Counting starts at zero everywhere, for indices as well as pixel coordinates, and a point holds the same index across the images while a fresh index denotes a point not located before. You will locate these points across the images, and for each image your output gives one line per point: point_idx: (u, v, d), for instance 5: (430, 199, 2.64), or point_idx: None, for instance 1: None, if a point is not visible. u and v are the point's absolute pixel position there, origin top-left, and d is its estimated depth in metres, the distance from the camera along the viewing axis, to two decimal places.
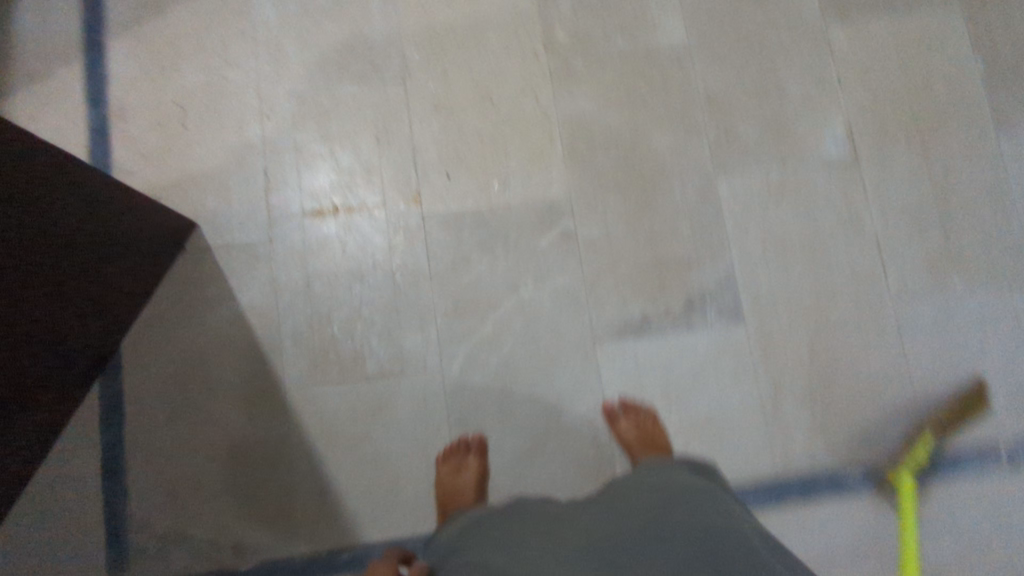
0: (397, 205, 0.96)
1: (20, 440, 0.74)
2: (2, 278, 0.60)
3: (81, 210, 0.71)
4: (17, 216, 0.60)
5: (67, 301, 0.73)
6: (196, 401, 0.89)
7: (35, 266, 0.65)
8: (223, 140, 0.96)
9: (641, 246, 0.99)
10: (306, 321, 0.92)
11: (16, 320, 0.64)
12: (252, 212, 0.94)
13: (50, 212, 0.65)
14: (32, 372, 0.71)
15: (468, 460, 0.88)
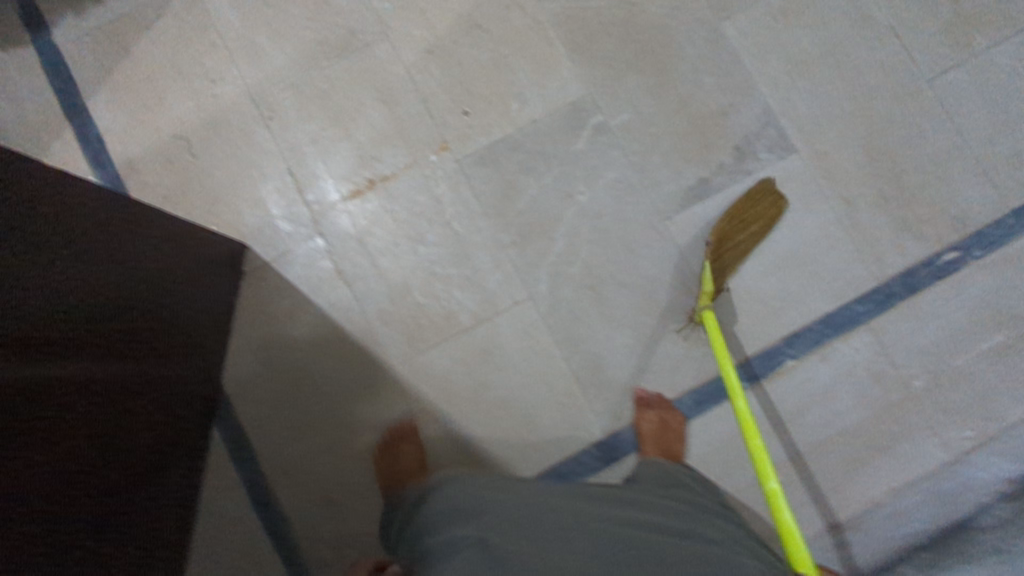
0: (428, 158, 0.93)
1: (173, 496, 0.75)
2: (99, 328, 0.59)
3: (146, 255, 0.70)
4: (82, 258, 0.59)
5: (167, 346, 0.73)
6: (313, 408, 0.90)
7: (131, 314, 0.65)
8: (236, 156, 0.93)
9: (679, 110, 0.94)
10: (387, 298, 0.91)
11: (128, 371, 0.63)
12: (295, 214, 0.92)
13: (119, 259, 0.65)
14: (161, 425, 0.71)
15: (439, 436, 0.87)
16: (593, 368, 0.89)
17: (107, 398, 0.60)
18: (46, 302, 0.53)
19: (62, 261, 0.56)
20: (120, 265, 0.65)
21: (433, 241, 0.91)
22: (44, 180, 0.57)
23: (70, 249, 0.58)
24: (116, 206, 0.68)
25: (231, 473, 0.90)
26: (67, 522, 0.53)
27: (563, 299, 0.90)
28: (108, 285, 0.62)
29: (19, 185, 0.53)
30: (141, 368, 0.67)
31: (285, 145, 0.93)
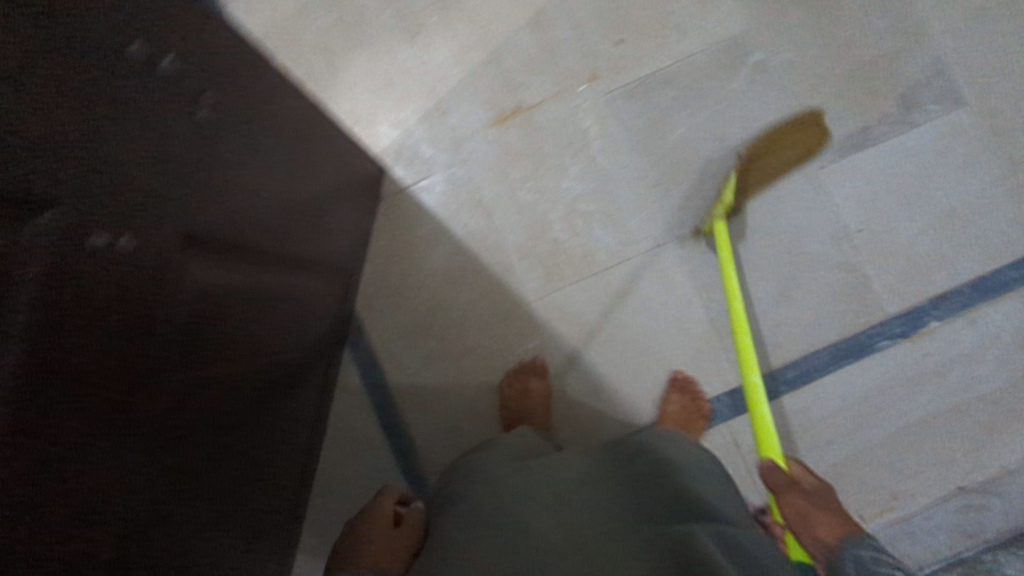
0: (576, 88, 0.90)
1: (278, 416, 0.73)
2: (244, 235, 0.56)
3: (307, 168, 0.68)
4: (258, 163, 0.56)
5: (300, 264, 0.71)
6: (442, 337, 0.90)
7: (274, 227, 0.62)
8: (378, 74, 0.91)
9: (847, 53, 0.89)
10: (526, 230, 0.90)
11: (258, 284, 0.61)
12: (437, 137, 0.91)
13: (283, 169, 0.62)
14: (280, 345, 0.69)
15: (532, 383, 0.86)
16: (732, 316, 0.88)
17: (253, 332, 0.62)
18: (235, 230, 0.55)
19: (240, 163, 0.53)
20: (295, 200, 0.66)
21: (577, 174, 0.90)
22: (263, 101, 0.57)
23: (266, 181, 0.58)
24: (311, 131, 0.69)
25: (357, 393, 0.90)
26: (176, 430, 0.50)
27: (705, 244, 0.88)
28: (278, 221, 0.63)
29: (245, 104, 0.53)
30: (270, 280, 0.64)
31: (429, 65, 0.91)
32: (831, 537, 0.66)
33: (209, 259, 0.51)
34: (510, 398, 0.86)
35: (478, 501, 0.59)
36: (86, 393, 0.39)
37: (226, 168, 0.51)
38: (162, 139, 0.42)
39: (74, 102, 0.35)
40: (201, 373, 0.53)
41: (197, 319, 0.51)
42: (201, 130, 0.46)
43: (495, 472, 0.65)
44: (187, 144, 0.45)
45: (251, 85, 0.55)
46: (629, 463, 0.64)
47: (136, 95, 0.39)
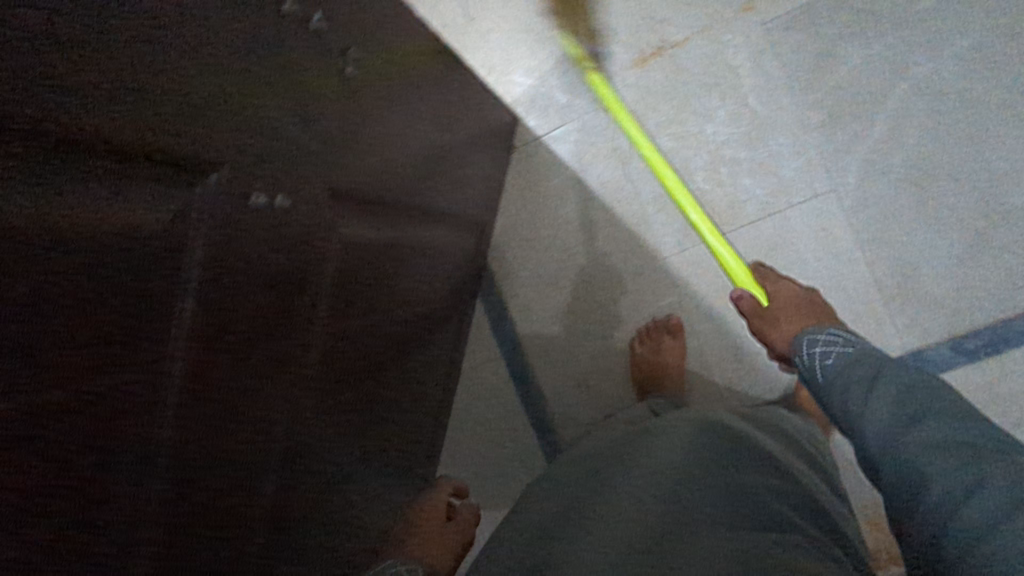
0: (728, 21, 0.82)
1: (413, 369, 0.74)
2: (386, 190, 0.57)
3: (446, 120, 0.67)
4: (402, 115, 0.57)
5: (436, 219, 0.71)
6: (573, 292, 0.88)
7: (414, 182, 0.63)
8: (512, 20, 0.89)
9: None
10: (664, 181, 0.84)
11: (399, 238, 0.62)
12: (572, 82, 0.87)
13: (425, 122, 0.62)
14: (418, 296, 0.71)
15: (667, 342, 0.82)
16: (903, 276, 0.78)
17: (386, 297, 0.63)
18: (372, 197, 0.55)
19: (383, 115, 0.53)
20: (432, 157, 0.66)
21: (724, 117, 0.82)
22: (403, 57, 0.56)
23: (403, 141, 0.58)
24: (448, 87, 0.68)
25: (489, 344, 0.91)
26: (320, 379, 0.53)
27: (873, 193, 0.78)
28: (416, 175, 0.63)
29: (385, 64, 0.52)
30: (409, 235, 0.65)
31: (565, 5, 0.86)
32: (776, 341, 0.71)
33: (349, 228, 0.52)
34: (647, 355, 0.82)
35: (602, 475, 0.55)
36: (227, 360, 0.40)
37: (371, 126, 0.51)
38: (306, 106, 0.42)
39: (234, 68, 0.36)
40: (340, 338, 0.54)
41: (335, 287, 0.52)
42: (343, 93, 0.46)
43: (622, 443, 0.61)
44: (330, 110, 0.45)
45: (393, 43, 0.54)
46: (763, 460, 0.56)
47: (283, 60, 0.39)
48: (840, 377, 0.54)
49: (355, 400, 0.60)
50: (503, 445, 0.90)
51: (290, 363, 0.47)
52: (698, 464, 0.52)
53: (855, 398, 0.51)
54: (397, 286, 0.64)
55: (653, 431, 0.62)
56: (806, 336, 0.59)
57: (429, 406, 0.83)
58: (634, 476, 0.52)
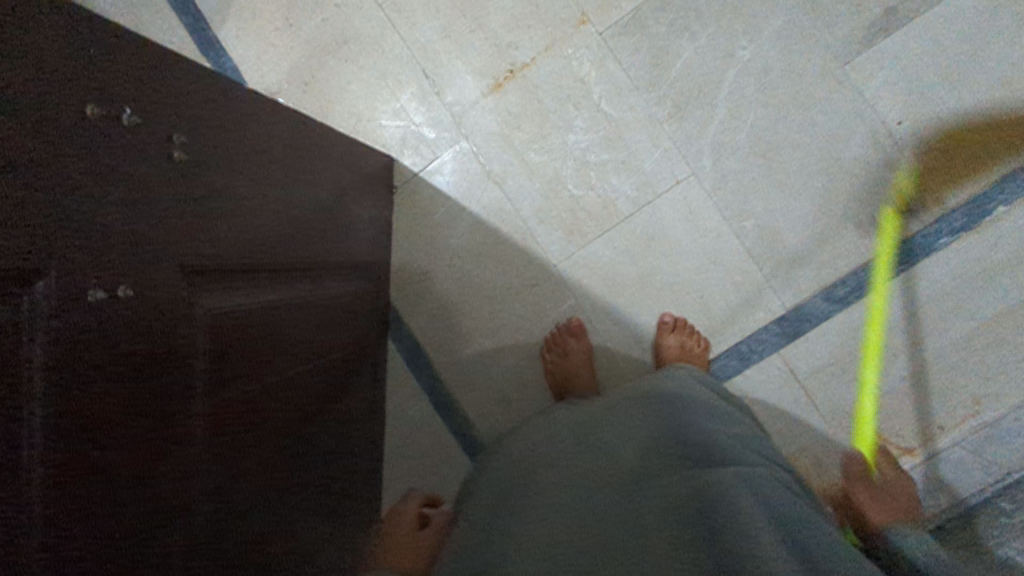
0: (569, 35, 0.87)
1: (334, 422, 0.73)
2: (253, 251, 0.58)
3: (308, 178, 0.69)
4: (253, 182, 0.58)
5: (321, 271, 0.72)
6: (479, 315, 0.91)
7: (286, 241, 0.64)
8: (369, 66, 0.91)
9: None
10: (541, 193, 0.88)
11: (279, 296, 0.63)
12: (437, 117, 0.90)
13: (285, 184, 0.64)
14: (317, 348, 0.71)
15: (570, 343, 0.86)
16: (770, 241, 0.83)
17: (280, 362, 0.62)
18: (228, 270, 0.55)
19: (231, 184, 0.55)
20: (301, 214, 0.67)
21: (583, 125, 0.87)
22: (241, 126, 0.58)
23: (258, 209, 0.59)
24: (301, 147, 0.69)
25: (407, 381, 0.92)
26: (225, 448, 0.52)
27: (728, 170, 0.84)
28: (288, 232, 0.65)
29: (215, 145, 0.53)
30: (293, 291, 0.66)
31: (416, 47, 0.90)
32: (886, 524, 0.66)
33: (209, 306, 0.51)
34: (555, 360, 0.85)
35: (554, 479, 0.56)
36: (101, 469, 0.39)
37: (219, 199, 0.53)
38: (112, 208, 0.41)
39: (50, 167, 0.37)
40: (234, 409, 0.54)
41: (214, 368, 0.51)
42: (161, 183, 0.46)
43: (564, 447, 0.62)
44: (145, 203, 0.44)
45: (223, 117, 0.55)
46: (691, 424, 0.60)
47: (71, 163, 0.38)
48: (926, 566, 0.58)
49: (274, 463, 0.59)
50: (438, 474, 0.91)
51: (180, 443, 0.46)
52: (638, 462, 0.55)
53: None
54: (290, 344, 0.65)
55: (589, 430, 0.64)
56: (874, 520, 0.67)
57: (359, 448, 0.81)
58: (590, 488, 0.53)
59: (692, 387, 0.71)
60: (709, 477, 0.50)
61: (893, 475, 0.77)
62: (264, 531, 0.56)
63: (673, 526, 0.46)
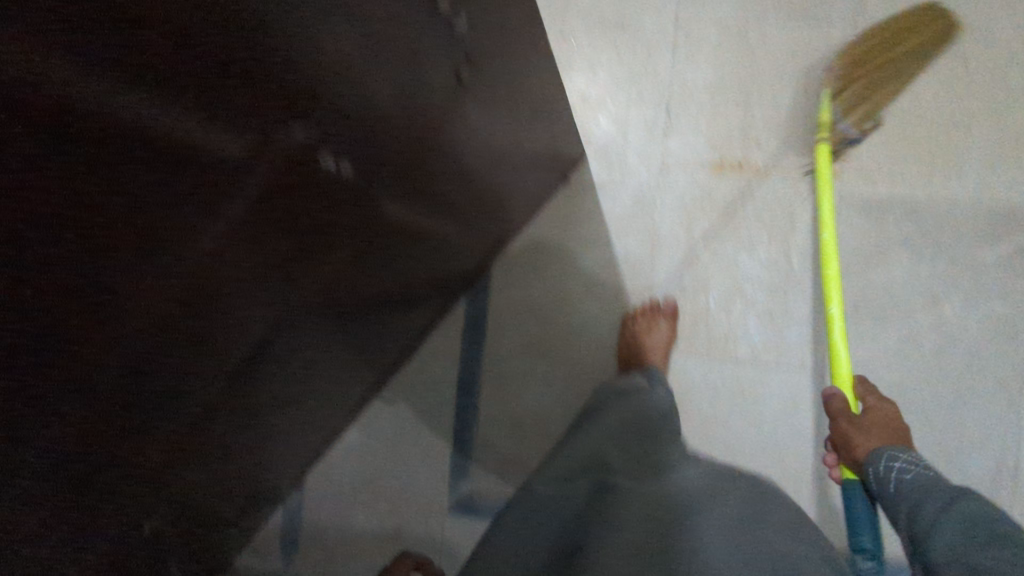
0: (813, 176, 0.82)
1: (381, 321, 0.72)
2: (429, 170, 0.55)
3: (507, 132, 0.65)
4: (470, 111, 0.55)
5: (459, 210, 0.70)
6: (548, 338, 0.89)
7: (455, 174, 0.61)
8: (626, 64, 0.87)
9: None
10: (681, 285, 0.85)
11: (418, 214, 0.60)
12: (647, 152, 0.86)
13: (490, 127, 0.61)
14: (411, 268, 0.69)
15: (659, 322, 0.83)
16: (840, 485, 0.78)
17: (370, 288, 0.62)
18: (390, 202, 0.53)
19: (451, 105, 0.51)
20: (490, 166, 0.66)
21: (763, 256, 0.83)
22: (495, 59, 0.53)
23: (450, 144, 0.55)
24: (530, 101, 0.67)
25: (453, 343, 0.93)
26: (297, 321, 0.51)
27: None
28: (463, 172, 0.62)
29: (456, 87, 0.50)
30: (430, 214, 0.63)
31: (677, 80, 0.86)
32: (868, 452, 0.64)
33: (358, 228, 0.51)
34: (631, 331, 0.83)
35: (624, 483, 0.60)
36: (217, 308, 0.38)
37: (435, 116, 0.49)
38: (345, 133, 0.40)
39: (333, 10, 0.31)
40: (322, 296, 0.53)
41: (316, 285, 0.50)
42: (395, 114, 0.44)
43: (613, 447, 0.66)
44: (374, 130, 0.43)
45: (496, 51, 0.53)
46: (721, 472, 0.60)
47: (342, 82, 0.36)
48: (912, 486, 0.57)
49: (315, 347, 0.59)
50: (422, 431, 0.93)
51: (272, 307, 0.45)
52: (635, 489, 0.58)
53: (928, 513, 0.53)
54: (398, 254, 0.63)
55: (668, 447, 0.65)
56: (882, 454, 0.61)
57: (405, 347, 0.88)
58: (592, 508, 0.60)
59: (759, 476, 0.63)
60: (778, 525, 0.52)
61: (879, 408, 0.68)
62: (260, 424, 0.59)
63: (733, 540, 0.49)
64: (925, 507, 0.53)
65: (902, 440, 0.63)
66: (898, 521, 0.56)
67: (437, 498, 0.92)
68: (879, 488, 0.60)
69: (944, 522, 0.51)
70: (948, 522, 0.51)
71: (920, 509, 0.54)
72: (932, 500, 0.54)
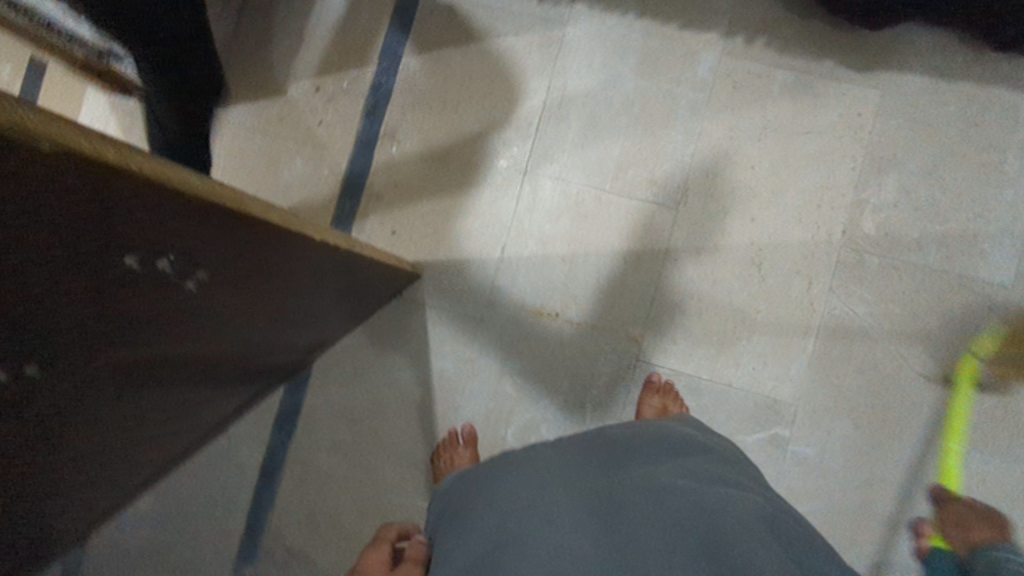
0: (618, 339, 0.88)
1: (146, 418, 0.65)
2: (200, 317, 0.50)
3: (311, 278, 0.65)
4: (246, 271, 0.50)
5: (256, 331, 0.65)
6: (356, 440, 0.92)
7: (241, 313, 0.57)
8: (472, 197, 0.91)
9: (881, 466, 0.83)
10: (486, 412, 0.90)
11: (192, 350, 0.55)
12: (478, 283, 0.91)
13: (285, 278, 0.59)
14: (190, 377, 0.63)
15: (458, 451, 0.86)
16: None
17: (123, 408, 0.56)
18: (145, 331, 0.45)
19: (219, 274, 0.47)
20: (282, 310, 0.66)
21: (562, 401, 0.88)
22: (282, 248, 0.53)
23: (220, 306, 0.52)
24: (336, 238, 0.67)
25: (262, 429, 0.93)
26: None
27: None
28: (242, 318, 0.59)
29: (243, 249, 0.47)
30: (214, 342, 0.59)
31: (516, 224, 0.91)
32: (985, 538, 0.72)
33: (9, 366, 0.35)
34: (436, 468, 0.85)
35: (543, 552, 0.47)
36: None
37: (198, 286, 0.45)
38: (45, 297, 0.32)
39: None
40: (35, 438, 0.46)
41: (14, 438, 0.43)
42: (143, 294, 0.40)
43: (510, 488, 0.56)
44: (94, 303, 0.36)
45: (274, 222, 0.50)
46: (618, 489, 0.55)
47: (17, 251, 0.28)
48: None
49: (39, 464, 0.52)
50: (213, 510, 0.92)
51: None
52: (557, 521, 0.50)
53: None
54: (168, 374, 0.57)
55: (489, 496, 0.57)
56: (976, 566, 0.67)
57: (192, 439, 0.85)
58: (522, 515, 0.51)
59: (627, 457, 0.62)
60: (648, 490, 0.55)
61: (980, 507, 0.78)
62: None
63: (667, 531, 0.50)
64: None
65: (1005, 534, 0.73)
66: None
67: None
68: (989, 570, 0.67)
69: None
70: None
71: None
72: None
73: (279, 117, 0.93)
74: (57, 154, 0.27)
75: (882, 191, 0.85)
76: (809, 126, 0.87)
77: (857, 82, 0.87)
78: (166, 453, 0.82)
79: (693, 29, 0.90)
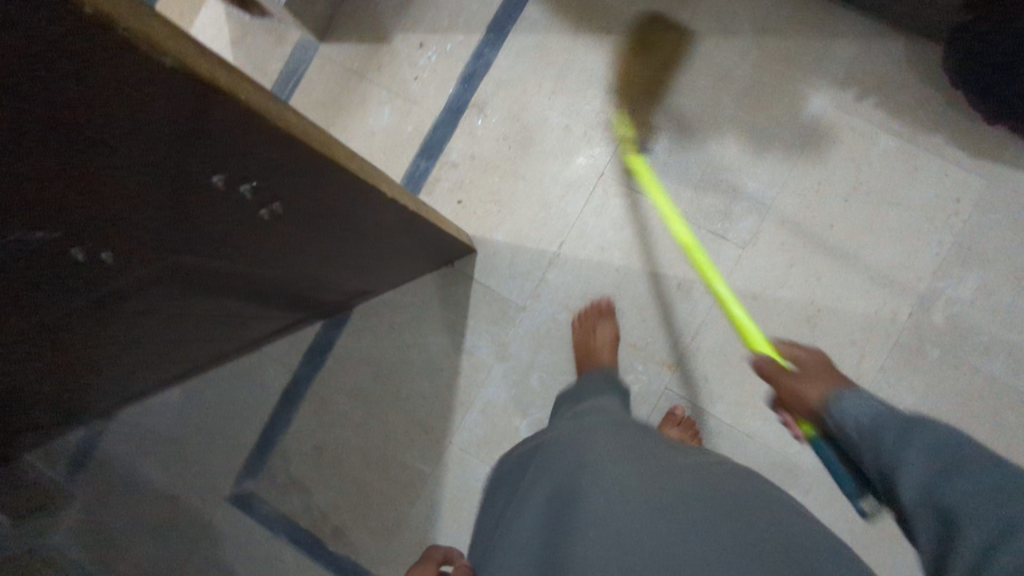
0: (651, 363, 0.87)
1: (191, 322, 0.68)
2: (262, 243, 0.52)
3: (372, 231, 0.66)
4: (315, 212, 0.52)
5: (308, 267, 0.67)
6: (376, 392, 0.94)
7: (299, 249, 0.59)
8: (544, 187, 0.91)
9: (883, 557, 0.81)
10: (505, 397, 0.91)
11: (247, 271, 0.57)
12: (528, 271, 0.91)
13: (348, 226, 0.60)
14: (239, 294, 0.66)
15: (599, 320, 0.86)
16: None
17: (175, 308, 0.58)
18: (213, 245, 0.47)
19: (291, 208, 0.48)
20: (337, 255, 0.67)
21: None
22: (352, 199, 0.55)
23: (282, 240, 0.54)
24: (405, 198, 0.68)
25: (292, 358, 0.96)
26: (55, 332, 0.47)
27: None
28: (299, 254, 0.60)
29: (319, 192, 0.49)
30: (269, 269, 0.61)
31: (580, 222, 0.90)
32: (821, 396, 0.64)
33: (94, 250, 0.37)
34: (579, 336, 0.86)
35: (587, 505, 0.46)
36: None
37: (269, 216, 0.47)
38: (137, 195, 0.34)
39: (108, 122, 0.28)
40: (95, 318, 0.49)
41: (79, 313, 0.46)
42: (220, 213, 0.42)
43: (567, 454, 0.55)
44: (177, 208, 0.38)
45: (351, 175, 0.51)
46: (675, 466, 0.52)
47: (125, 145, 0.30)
48: (871, 429, 0.54)
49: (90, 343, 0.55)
50: (231, 421, 0.96)
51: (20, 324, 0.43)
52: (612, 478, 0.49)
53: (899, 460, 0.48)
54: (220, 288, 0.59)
55: (535, 491, 0.52)
56: (844, 398, 0.61)
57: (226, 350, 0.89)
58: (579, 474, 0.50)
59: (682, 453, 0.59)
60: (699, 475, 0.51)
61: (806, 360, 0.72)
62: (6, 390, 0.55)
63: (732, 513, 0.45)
64: (886, 444, 0.50)
65: (841, 379, 0.66)
66: (868, 472, 0.53)
67: (218, 484, 0.95)
68: (841, 433, 0.60)
69: (910, 447, 0.48)
70: (914, 460, 0.47)
71: (881, 443, 0.51)
72: (886, 440, 0.51)
73: (378, 66, 0.95)
74: (182, 72, 0.28)
75: (960, 283, 0.82)
76: (902, 196, 0.83)
77: (963, 164, 0.83)
78: (201, 358, 0.86)
79: (807, 71, 0.87)
